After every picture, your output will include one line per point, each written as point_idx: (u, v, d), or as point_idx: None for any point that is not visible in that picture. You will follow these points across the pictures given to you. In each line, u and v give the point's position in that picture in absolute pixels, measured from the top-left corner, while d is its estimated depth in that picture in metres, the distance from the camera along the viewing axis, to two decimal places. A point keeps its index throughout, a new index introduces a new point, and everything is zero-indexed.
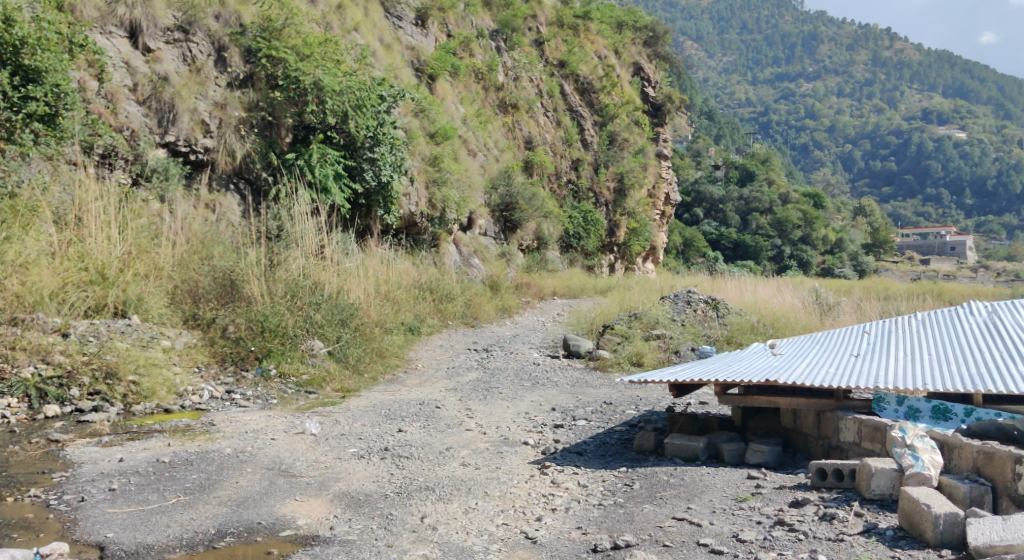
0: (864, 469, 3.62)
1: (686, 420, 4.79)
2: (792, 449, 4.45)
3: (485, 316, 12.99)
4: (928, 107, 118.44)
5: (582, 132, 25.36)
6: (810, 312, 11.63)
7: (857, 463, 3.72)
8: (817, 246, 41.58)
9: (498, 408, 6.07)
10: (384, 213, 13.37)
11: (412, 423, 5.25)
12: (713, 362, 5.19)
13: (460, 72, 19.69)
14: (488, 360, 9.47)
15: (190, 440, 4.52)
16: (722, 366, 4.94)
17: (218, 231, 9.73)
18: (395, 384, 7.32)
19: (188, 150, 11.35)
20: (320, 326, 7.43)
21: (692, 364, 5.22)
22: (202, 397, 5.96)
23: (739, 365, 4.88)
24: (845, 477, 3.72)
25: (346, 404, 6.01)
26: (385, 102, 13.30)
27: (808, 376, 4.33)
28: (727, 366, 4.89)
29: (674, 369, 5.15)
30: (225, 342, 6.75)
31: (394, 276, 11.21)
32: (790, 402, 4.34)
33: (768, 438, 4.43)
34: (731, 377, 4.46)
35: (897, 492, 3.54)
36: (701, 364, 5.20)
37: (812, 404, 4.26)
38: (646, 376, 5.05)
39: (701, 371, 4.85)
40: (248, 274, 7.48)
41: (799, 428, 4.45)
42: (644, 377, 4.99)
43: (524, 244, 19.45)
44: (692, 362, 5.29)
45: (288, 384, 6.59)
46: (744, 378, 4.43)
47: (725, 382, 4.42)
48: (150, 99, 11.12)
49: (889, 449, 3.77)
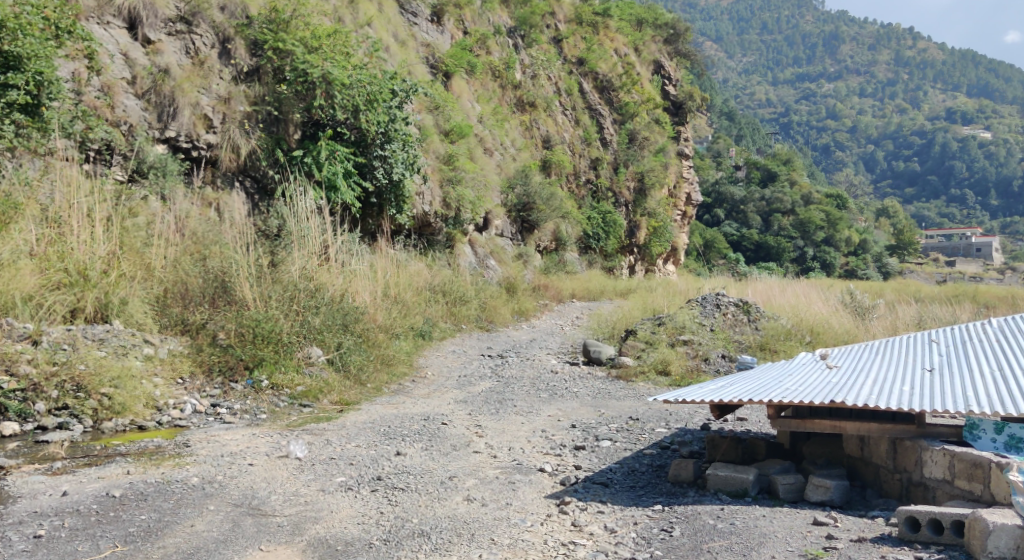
0: (978, 524, 2.98)
1: (730, 444, 4.18)
2: (859, 483, 3.89)
3: (501, 320, 12.36)
4: (952, 107, 116.48)
5: (601, 130, 24.69)
6: (846, 316, 10.88)
7: (962, 514, 3.09)
8: (841, 248, 40.57)
9: (511, 425, 5.42)
10: (397, 212, 12.76)
11: (414, 444, 4.63)
12: (755, 378, 4.49)
13: (476, 69, 19.12)
14: (503, 368, 8.83)
15: (156, 466, 3.93)
16: (770, 382, 4.24)
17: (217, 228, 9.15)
18: (399, 395, 6.70)
19: (190, 146, 10.79)
20: (318, 332, 6.81)
21: (730, 382, 4.52)
22: (184, 412, 5.39)
23: (790, 382, 4.19)
24: (947, 531, 3.10)
25: (342, 420, 5.41)
26: (398, 97, 12.66)
27: (879, 396, 3.68)
28: (776, 383, 4.20)
29: (711, 387, 4.44)
30: (213, 350, 6.14)
31: (404, 277, 10.62)
32: (859, 427, 3.74)
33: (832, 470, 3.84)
34: (786, 397, 3.80)
35: (1021, 554, 2.88)
36: (742, 380, 4.49)
37: (887, 431, 3.67)
38: (679, 395, 4.33)
39: (747, 389, 4.13)
40: (242, 274, 6.90)
41: (867, 458, 3.88)
42: (678, 395, 4.31)
43: (542, 245, 18.78)
44: (730, 378, 4.58)
45: (281, 397, 5.99)
46: (803, 398, 3.76)
47: (780, 402, 3.75)
48: (149, 92, 10.59)
49: (1001, 495, 3.16)
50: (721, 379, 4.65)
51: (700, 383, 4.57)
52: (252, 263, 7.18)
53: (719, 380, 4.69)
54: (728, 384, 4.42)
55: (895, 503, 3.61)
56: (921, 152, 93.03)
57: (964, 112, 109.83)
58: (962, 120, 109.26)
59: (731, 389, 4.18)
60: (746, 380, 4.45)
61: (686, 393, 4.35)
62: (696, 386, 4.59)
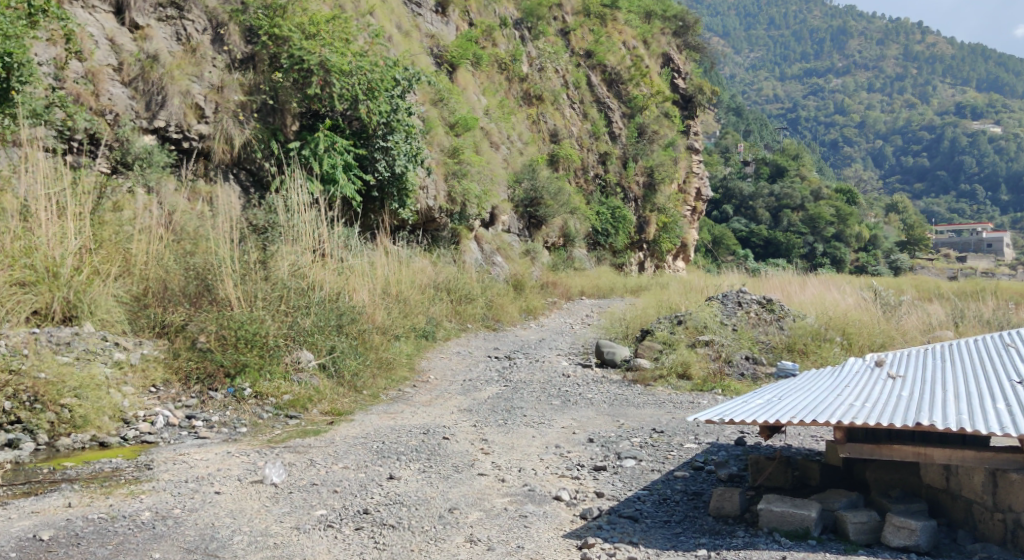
0: None
1: (777, 468, 3.65)
2: (944, 521, 3.32)
3: (508, 319, 11.77)
4: (961, 102, 115.23)
5: (610, 124, 24.07)
6: (875, 312, 10.21)
7: None
8: (852, 243, 39.78)
9: (522, 440, 4.82)
10: (399, 207, 12.16)
11: (411, 466, 4.04)
12: (804, 391, 3.86)
13: (482, 62, 18.51)
14: (511, 370, 8.22)
15: (106, 495, 3.35)
16: (827, 395, 3.60)
17: (205, 220, 8.59)
18: (398, 404, 6.12)
19: (180, 136, 10.23)
20: (308, 334, 6.22)
21: (776, 395, 3.88)
22: (154, 426, 4.82)
23: (852, 395, 3.56)
24: None
25: (330, 435, 4.84)
26: (400, 85, 12.04)
27: (972, 418, 3.09)
28: (834, 398, 3.56)
29: (754, 402, 3.79)
30: (192, 354, 5.54)
31: (406, 274, 10.03)
32: (950, 457, 3.15)
33: (912, 504, 3.29)
34: (855, 418, 3.18)
35: None
36: (789, 393, 3.86)
37: (984, 460, 3.09)
38: (718, 413, 3.68)
39: (802, 405, 3.50)
40: (226, 274, 6.25)
41: (955, 491, 3.30)
42: (717, 414, 3.67)
43: (550, 242, 18.16)
44: (773, 392, 3.94)
45: (265, 407, 5.40)
46: (876, 419, 3.15)
47: (848, 424, 3.15)
48: (137, 80, 10.01)
49: None
50: (761, 392, 4.02)
51: (739, 399, 3.92)
52: (239, 259, 6.59)
53: (757, 394, 4.05)
54: (775, 398, 3.78)
55: (998, 551, 3.07)
56: (930, 147, 92.00)
57: (974, 106, 108.49)
58: (971, 114, 108.11)
59: (781, 406, 3.54)
60: (795, 393, 3.81)
61: (726, 411, 3.69)
62: (734, 401, 3.95)
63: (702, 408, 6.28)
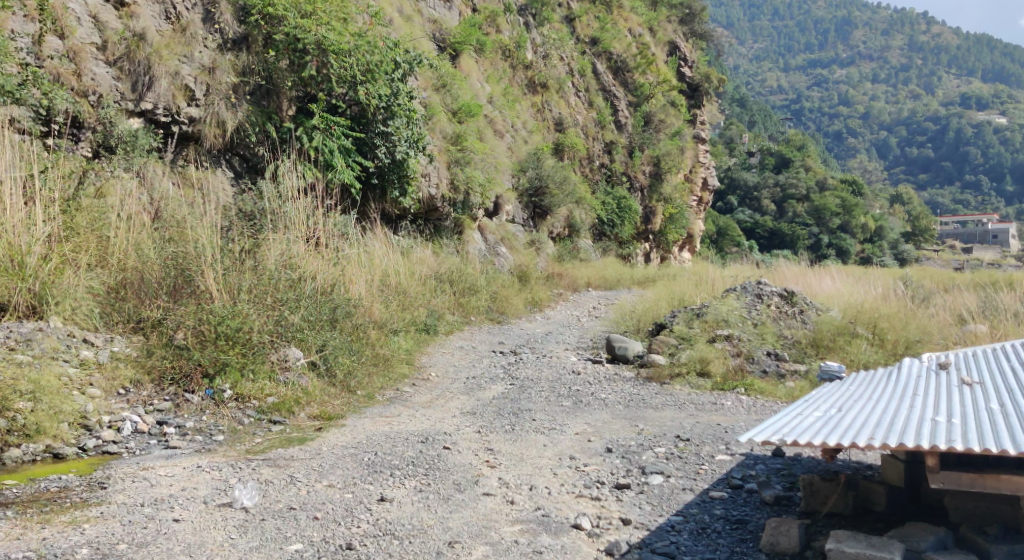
0: None
1: (840, 498, 3.16)
2: None
3: (514, 311, 11.22)
4: (966, 92, 114.24)
5: (616, 113, 23.46)
6: (901, 303, 9.67)
7: None
8: (858, 234, 39.11)
9: (533, 450, 4.29)
10: (400, 195, 11.65)
11: (405, 483, 3.54)
12: (867, 400, 3.30)
13: (485, 48, 17.88)
14: (516, 367, 7.67)
15: (42, 524, 2.95)
16: (900, 407, 3.07)
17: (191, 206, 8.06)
18: (394, 405, 5.60)
19: (170, 120, 9.62)
20: (296, 330, 5.70)
21: (834, 406, 3.31)
22: (120, 434, 4.31)
23: (930, 409, 3.02)
24: None
25: (316, 444, 4.32)
26: (401, 68, 11.48)
27: None
28: (910, 412, 3.02)
29: (811, 415, 3.21)
30: (166, 352, 5.00)
31: (406, 266, 9.52)
32: None
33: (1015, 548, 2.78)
34: (956, 442, 2.64)
35: None
36: (850, 402, 3.31)
37: None
38: (770, 428, 3.10)
39: (876, 422, 2.94)
40: (206, 266, 5.66)
41: None
42: (772, 427, 3.12)
43: (555, 232, 17.59)
44: (829, 402, 3.38)
45: (246, 411, 4.86)
46: (981, 445, 2.61)
47: (949, 450, 2.61)
48: (122, 60, 9.38)
49: None
50: (813, 401, 3.45)
51: (786, 410, 3.36)
52: (222, 250, 6.06)
53: (807, 404, 3.49)
54: (836, 409, 3.23)
55: None
56: (935, 138, 91.25)
57: (979, 97, 107.57)
58: (976, 105, 107.28)
59: (849, 424, 2.97)
60: (858, 403, 3.26)
61: (780, 425, 3.11)
62: (783, 412, 3.37)
63: (727, 410, 5.76)
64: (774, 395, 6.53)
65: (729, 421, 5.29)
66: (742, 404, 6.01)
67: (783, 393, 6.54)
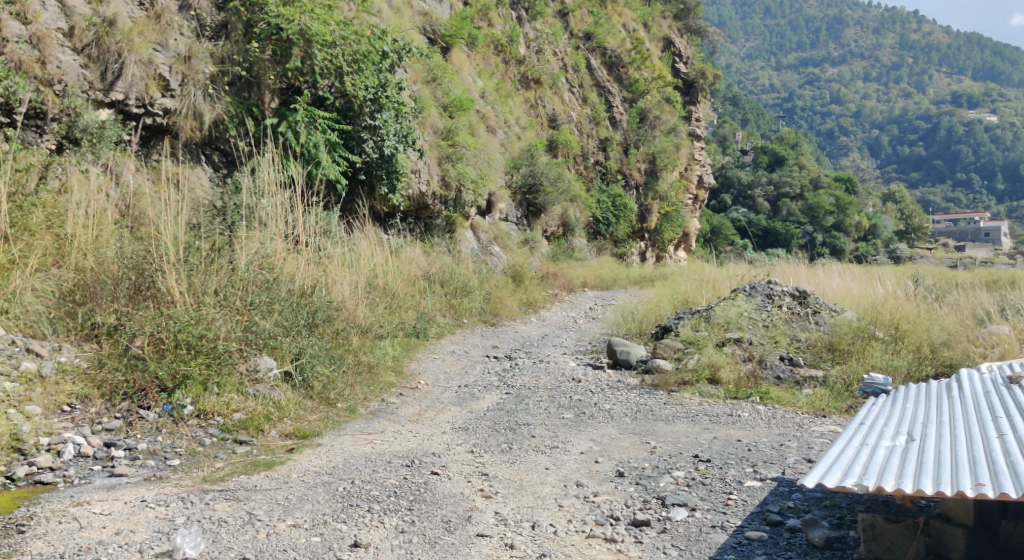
0: None
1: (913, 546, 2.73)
2: None
3: (508, 313, 10.69)
4: (956, 91, 114.18)
5: (611, 109, 22.94)
6: (915, 303, 9.15)
7: None
8: (853, 232, 38.65)
9: (533, 475, 3.77)
10: (389, 191, 11.07)
11: (385, 522, 3.08)
12: (938, 427, 3.09)
13: (477, 42, 17.29)
14: (511, 374, 7.13)
15: None
16: (986, 437, 2.91)
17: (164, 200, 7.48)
18: (377, 421, 5.05)
19: (142, 111, 9.03)
20: (268, 336, 5.15)
21: (900, 434, 3.09)
22: (60, 458, 3.76)
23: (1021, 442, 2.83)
24: None
25: (281, 470, 3.77)
26: (389, 58, 10.87)
27: None
28: (1000, 446, 2.83)
29: (881, 445, 2.99)
30: (117, 364, 4.41)
31: (394, 265, 8.97)
32: None
33: None
34: None
35: None
36: (919, 425, 3.14)
37: None
38: (835, 464, 2.87)
39: (969, 459, 2.77)
40: (166, 265, 5.07)
41: None
42: (847, 456, 2.92)
43: (549, 231, 17.14)
44: (892, 427, 3.15)
45: (208, 431, 4.30)
46: None
47: None
48: (90, 46, 8.76)
49: None
50: (874, 424, 3.23)
51: (846, 435, 3.14)
52: (188, 248, 5.48)
53: (866, 427, 3.28)
54: (909, 436, 3.06)
55: None
56: (926, 136, 91.10)
57: (971, 95, 107.48)
58: (967, 103, 107.30)
59: (924, 465, 2.74)
60: (930, 428, 3.09)
61: (845, 460, 2.88)
62: (844, 438, 3.15)
63: (745, 423, 5.22)
64: (792, 403, 6.01)
65: (751, 437, 4.75)
66: (761, 416, 5.47)
67: (803, 400, 6.00)
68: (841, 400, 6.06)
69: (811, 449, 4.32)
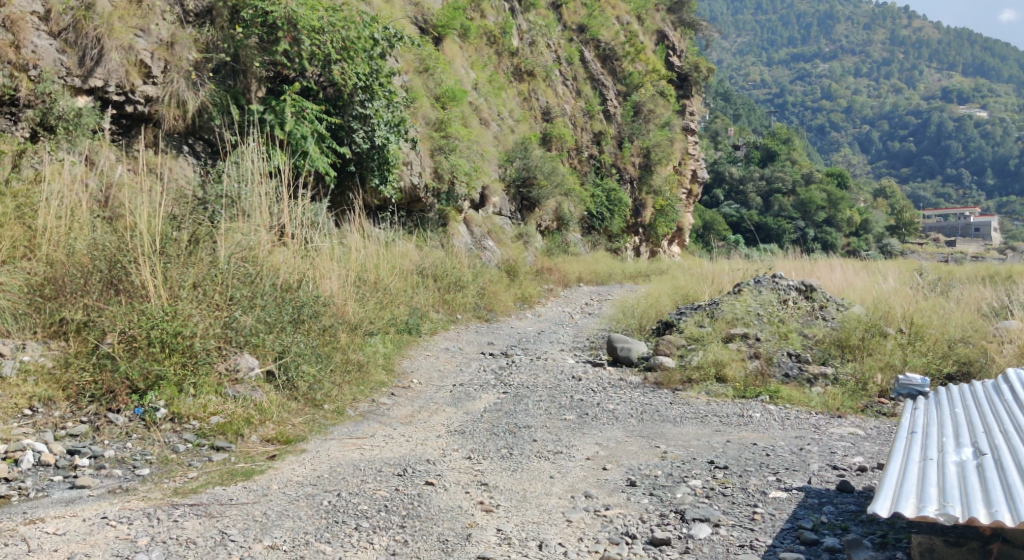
0: None
1: None
2: None
3: (502, 308, 10.37)
4: (947, 86, 114.34)
5: (605, 102, 22.62)
6: (921, 296, 8.90)
7: None
8: (845, 227, 38.49)
9: (537, 485, 3.46)
10: (381, 183, 10.74)
11: (373, 544, 2.80)
12: (1000, 437, 2.94)
13: (470, 33, 16.90)
14: (508, 372, 6.80)
15: None
16: None
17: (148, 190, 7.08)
18: (367, 424, 4.73)
19: (124, 99, 8.54)
20: (250, 333, 4.82)
21: (959, 445, 2.95)
22: (17, 466, 3.43)
23: None
24: None
25: (260, 479, 3.45)
26: (380, 45, 10.50)
27: None
28: None
29: (949, 462, 2.82)
30: (85, 363, 4.06)
31: (386, 259, 8.65)
32: None
33: None
34: None
35: None
36: (978, 436, 2.99)
37: None
38: (903, 488, 2.70)
39: None
40: (138, 257, 4.70)
41: None
42: (917, 478, 2.75)
43: (543, 225, 16.84)
44: (952, 439, 2.99)
45: (183, 436, 3.96)
46: None
47: None
48: (67, 31, 8.16)
49: None
50: (930, 435, 3.06)
51: (903, 448, 2.98)
52: (164, 239, 5.12)
53: (919, 436, 3.11)
54: (972, 448, 2.89)
55: None
56: (916, 131, 91.23)
57: (960, 91, 107.58)
58: (957, 98, 107.42)
59: (1007, 491, 2.58)
60: (993, 438, 2.94)
61: (912, 482, 2.72)
62: (903, 452, 2.98)
63: (758, 425, 4.91)
64: (804, 403, 5.71)
65: (768, 441, 4.44)
66: (774, 417, 5.16)
67: (814, 399, 5.71)
68: (854, 399, 5.76)
69: (834, 454, 4.03)
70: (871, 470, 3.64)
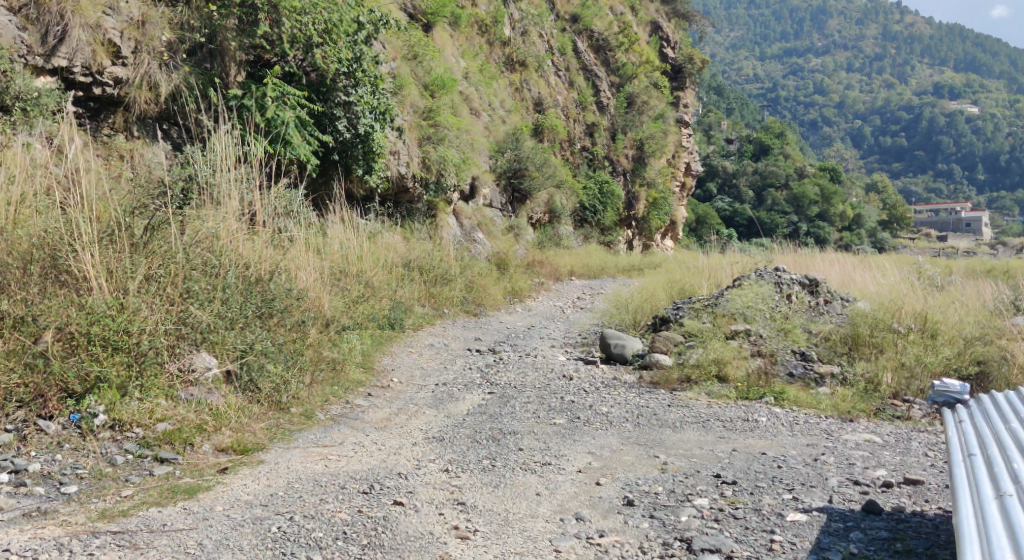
0: None
1: None
2: None
3: (491, 302, 9.93)
4: (939, 82, 114.29)
5: (598, 93, 22.17)
6: (927, 290, 8.49)
7: None
8: (837, 222, 38.19)
9: (521, 506, 3.04)
10: (365, 172, 10.08)
11: None
12: None
13: (461, 21, 16.40)
14: (495, 369, 6.39)
15: None
16: None
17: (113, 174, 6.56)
18: (337, 430, 4.32)
19: (91, 80, 7.90)
20: (207, 330, 4.37)
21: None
22: None
23: None
24: None
25: (199, 494, 3.06)
26: (365, 29, 9.77)
27: None
28: None
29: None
30: (15, 363, 3.57)
31: (368, 250, 8.21)
32: None
33: None
34: None
35: None
36: None
37: None
38: (995, 551, 2.23)
39: None
40: (80, 245, 4.21)
41: None
42: (1005, 530, 2.29)
43: (535, 218, 16.43)
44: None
45: (123, 446, 3.54)
46: None
47: None
48: (28, 7, 7.48)
49: None
50: (994, 459, 2.61)
51: (971, 486, 2.53)
52: (113, 226, 4.62)
53: (981, 459, 2.66)
54: None
55: None
56: (907, 127, 91.15)
57: (952, 86, 107.58)
58: (949, 94, 107.35)
59: None
60: None
61: (1000, 539, 2.26)
62: (973, 489, 2.52)
63: (765, 431, 4.49)
64: (812, 405, 5.30)
65: (777, 450, 4.02)
66: (782, 422, 4.74)
67: (823, 401, 5.31)
68: (865, 401, 5.36)
69: (853, 467, 3.61)
70: (897, 487, 3.23)
